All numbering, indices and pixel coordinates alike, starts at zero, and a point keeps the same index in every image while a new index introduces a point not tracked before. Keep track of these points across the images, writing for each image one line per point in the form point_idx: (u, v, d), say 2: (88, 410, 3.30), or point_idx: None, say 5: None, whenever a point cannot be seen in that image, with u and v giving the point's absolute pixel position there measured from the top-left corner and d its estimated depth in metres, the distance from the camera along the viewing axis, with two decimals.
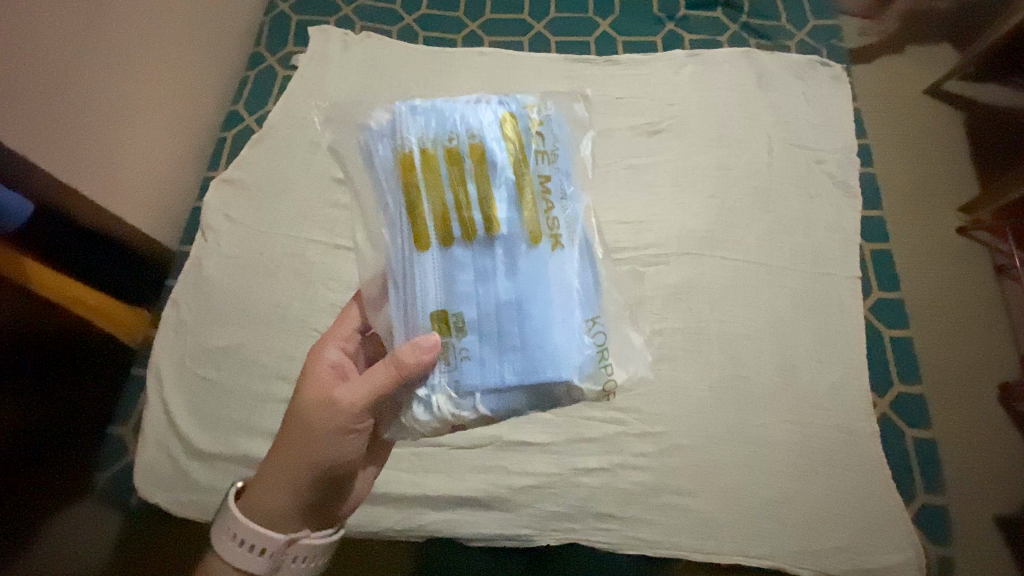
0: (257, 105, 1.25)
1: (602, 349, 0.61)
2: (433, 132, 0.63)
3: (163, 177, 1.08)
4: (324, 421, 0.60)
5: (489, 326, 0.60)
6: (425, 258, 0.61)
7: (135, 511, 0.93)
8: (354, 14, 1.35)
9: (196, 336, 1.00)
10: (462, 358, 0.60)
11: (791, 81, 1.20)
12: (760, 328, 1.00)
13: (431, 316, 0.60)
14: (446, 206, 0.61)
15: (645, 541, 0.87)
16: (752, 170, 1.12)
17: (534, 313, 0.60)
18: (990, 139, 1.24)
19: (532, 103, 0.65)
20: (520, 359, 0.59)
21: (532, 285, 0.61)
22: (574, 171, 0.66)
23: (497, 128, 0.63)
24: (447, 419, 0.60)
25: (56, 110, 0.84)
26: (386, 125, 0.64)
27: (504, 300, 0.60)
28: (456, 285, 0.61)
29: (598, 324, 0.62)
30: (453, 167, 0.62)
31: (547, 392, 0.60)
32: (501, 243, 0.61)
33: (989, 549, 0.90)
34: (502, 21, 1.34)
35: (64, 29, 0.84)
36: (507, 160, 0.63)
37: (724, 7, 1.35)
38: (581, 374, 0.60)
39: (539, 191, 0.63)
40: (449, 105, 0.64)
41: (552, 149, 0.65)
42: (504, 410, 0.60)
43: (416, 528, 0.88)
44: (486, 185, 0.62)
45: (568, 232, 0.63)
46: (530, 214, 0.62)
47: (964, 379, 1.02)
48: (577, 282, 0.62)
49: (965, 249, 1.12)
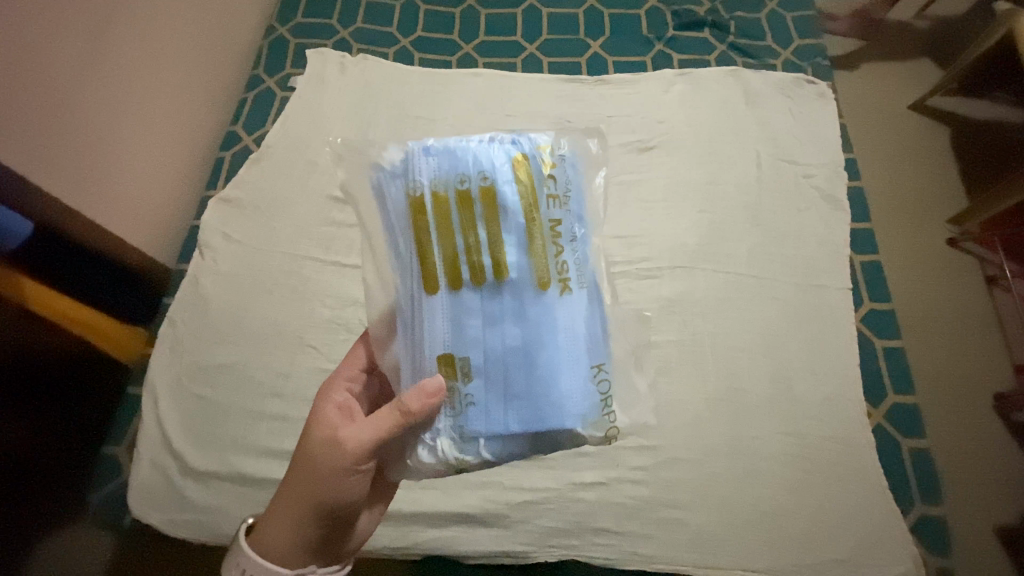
0: (255, 127, 1.26)
1: (605, 398, 0.61)
2: (446, 175, 0.62)
3: (161, 197, 1.09)
4: (330, 461, 0.59)
5: (496, 372, 0.60)
6: (433, 301, 0.61)
7: (131, 532, 0.92)
8: (351, 38, 1.37)
9: (191, 354, 0.99)
10: (467, 405, 0.60)
11: (778, 98, 1.23)
12: (754, 341, 1.00)
13: (437, 358, 0.60)
14: (456, 250, 0.61)
15: (644, 557, 0.87)
16: (742, 184, 1.13)
17: (541, 360, 0.60)
18: (975, 153, 1.26)
19: (544, 145, 0.65)
20: (525, 407, 0.59)
21: (541, 331, 0.60)
22: (585, 214, 0.66)
23: (509, 170, 0.63)
24: (451, 462, 0.61)
25: (58, 133, 0.86)
26: (399, 165, 0.64)
27: (512, 347, 0.60)
28: (466, 329, 0.61)
29: (604, 371, 0.62)
30: (462, 210, 0.62)
31: (551, 440, 0.61)
32: (510, 288, 0.61)
33: (986, 558, 0.91)
34: (494, 43, 1.36)
35: (65, 53, 0.85)
36: (518, 204, 0.62)
37: (712, 28, 1.37)
38: (585, 422, 0.60)
39: (550, 235, 0.62)
40: (463, 147, 0.64)
41: (564, 192, 0.64)
42: (507, 455, 0.61)
43: (413, 545, 0.87)
44: (497, 228, 0.61)
45: (578, 277, 0.62)
46: (539, 261, 0.62)
47: (959, 390, 1.02)
48: (585, 328, 0.62)
49: (954, 260, 1.14)
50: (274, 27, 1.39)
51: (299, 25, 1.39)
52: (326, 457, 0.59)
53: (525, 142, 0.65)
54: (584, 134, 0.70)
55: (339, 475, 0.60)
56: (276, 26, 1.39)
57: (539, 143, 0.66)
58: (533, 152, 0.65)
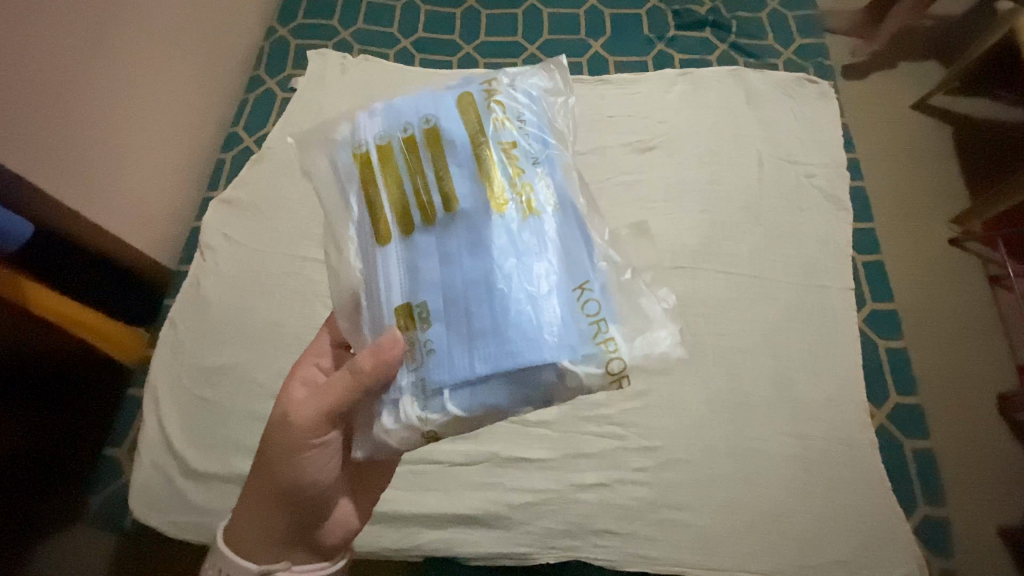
0: (256, 127, 1.26)
1: (597, 323, 0.55)
2: (389, 129, 0.63)
3: (163, 198, 1.09)
4: (285, 441, 0.60)
5: (456, 310, 0.56)
6: (387, 251, 0.60)
7: (131, 534, 0.92)
8: (352, 38, 1.37)
9: (192, 356, 0.99)
10: (427, 353, 0.56)
11: (779, 98, 1.22)
12: (756, 341, 1.00)
13: (395, 310, 0.58)
14: (406, 197, 0.60)
15: (646, 558, 0.87)
16: (743, 184, 1.13)
17: (502, 287, 0.55)
18: (978, 152, 1.26)
19: (489, 77, 0.64)
20: (493, 344, 0.54)
21: (500, 258, 0.56)
22: (549, 137, 0.63)
23: (452, 106, 0.62)
24: (416, 425, 0.55)
25: (59, 135, 0.86)
26: (346, 133, 0.65)
27: (469, 279, 0.56)
28: (420, 272, 0.58)
29: (589, 293, 0.56)
30: (409, 155, 0.62)
31: (533, 379, 0.54)
32: (462, 217, 0.58)
33: (991, 559, 0.90)
34: (495, 43, 1.36)
35: (65, 55, 0.85)
36: (464, 134, 0.61)
37: (713, 27, 1.37)
38: (569, 354, 0.54)
39: (504, 158, 0.60)
40: (405, 99, 0.64)
41: (515, 116, 0.62)
42: (480, 408, 0.55)
43: (415, 547, 0.87)
44: (444, 162, 0.60)
45: (543, 199, 0.59)
46: (493, 184, 0.59)
47: (963, 390, 1.02)
48: (552, 246, 0.57)
49: (956, 259, 1.13)
50: (274, 28, 1.39)
51: (300, 26, 1.39)
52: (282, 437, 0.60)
53: (470, 80, 0.65)
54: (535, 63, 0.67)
55: (299, 453, 0.60)
56: (277, 27, 1.39)
57: (486, 77, 0.65)
58: (478, 86, 0.64)
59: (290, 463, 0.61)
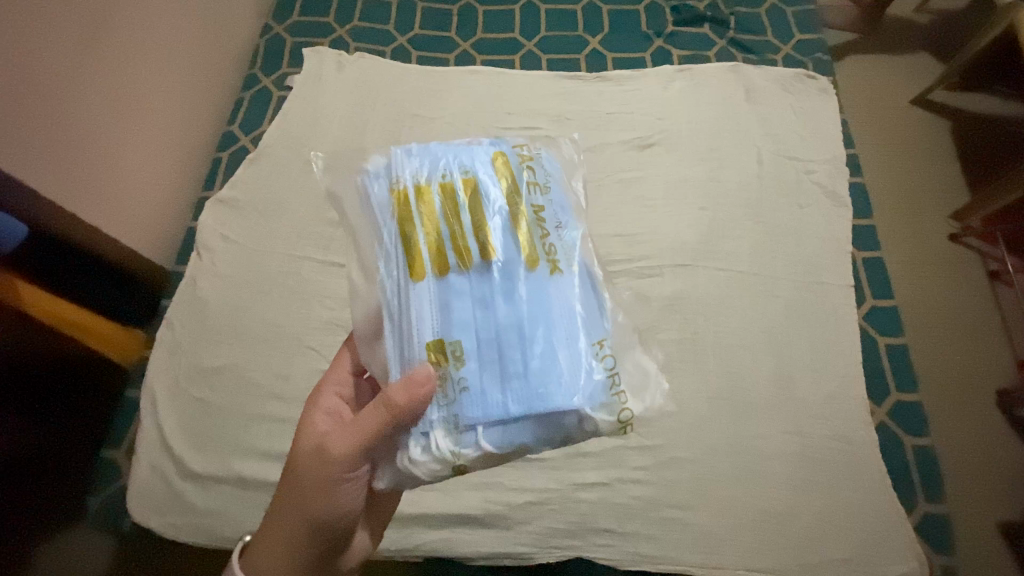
0: (252, 126, 1.25)
1: (612, 376, 0.58)
2: (427, 170, 0.63)
3: (158, 198, 1.08)
4: (315, 473, 0.59)
5: (489, 353, 0.57)
6: (420, 288, 0.59)
7: (131, 536, 0.91)
8: (348, 36, 1.36)
9: (190, 356, 0.99)
10: (460, 391, 0.56)
11: (779, 94, 1.22)
12: (756, 339, 0.99)
13: (428, 346, 0.57)
14: (441, 237, 0.60)
15: (645, 557, 0.86)
16: (743, 181, 1.13)
17: (536, 338, 0.57)
18: (978, 147, 1.25)
19: (521, 143, 0.67)
20: (522, 389, 0.56)
21: (533, 310, 0.58)
22: (569, 206, 0.66)
23: (489, 163, 0.64)
24: (449, 458, 0.56)
25: (53, 137, 0.85)
26: (380, 167, 0.64)
27: (503, 325, 0.58)
28: (454, 313, 0.58)
29: (607, 349, 0.59)
30: (445, 199, 0.62)
31: (557, 422, 0.57)
32: (499, 268, 0.59)
33: (990, 556, 0.90)
34: (493, 40, 1.35)
35: (60, 57, 0.85)
36: (499, 192, 0.62)
37: (711, 23, 1.37)
38: (592, 402, 0.57)
39: (534, 219, 0.62)
40: (443, 147, 0.65)
41: (544, 181, 0.65)
42: (509, 446, 0.56)
43: (414, 547, 0.87)
44: (481, 213, 0.61)
45: (567, 259, 0.62)
46: (526, 240, 0.61)
47: (963, 387, 1.02)
48: (580, 306, 0.60)
49: (956, 255, 1.13)
50: (270, 26, 1.38)
51: (296, 23, 1.38)
52: (313, 468, 0.59)
53: (504, 141, 0.66)
54: (558, 141, 0.72)
55: (327, 486, 0.59)
56: (273, 25, 1.38)
57: (518, 143, 0.67)
58: (511, 149, 0.66)
59: (318, 496, 0.59)
